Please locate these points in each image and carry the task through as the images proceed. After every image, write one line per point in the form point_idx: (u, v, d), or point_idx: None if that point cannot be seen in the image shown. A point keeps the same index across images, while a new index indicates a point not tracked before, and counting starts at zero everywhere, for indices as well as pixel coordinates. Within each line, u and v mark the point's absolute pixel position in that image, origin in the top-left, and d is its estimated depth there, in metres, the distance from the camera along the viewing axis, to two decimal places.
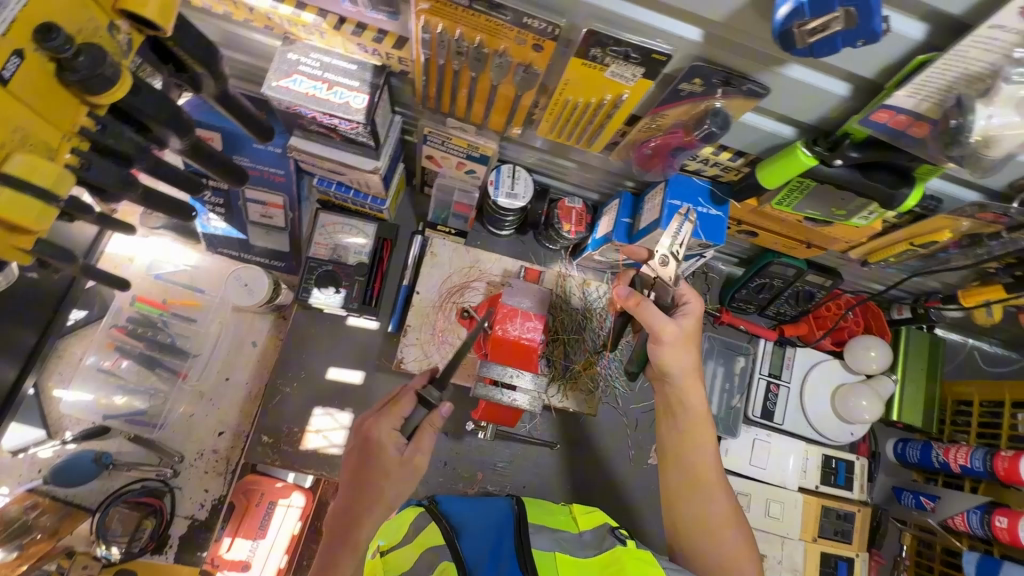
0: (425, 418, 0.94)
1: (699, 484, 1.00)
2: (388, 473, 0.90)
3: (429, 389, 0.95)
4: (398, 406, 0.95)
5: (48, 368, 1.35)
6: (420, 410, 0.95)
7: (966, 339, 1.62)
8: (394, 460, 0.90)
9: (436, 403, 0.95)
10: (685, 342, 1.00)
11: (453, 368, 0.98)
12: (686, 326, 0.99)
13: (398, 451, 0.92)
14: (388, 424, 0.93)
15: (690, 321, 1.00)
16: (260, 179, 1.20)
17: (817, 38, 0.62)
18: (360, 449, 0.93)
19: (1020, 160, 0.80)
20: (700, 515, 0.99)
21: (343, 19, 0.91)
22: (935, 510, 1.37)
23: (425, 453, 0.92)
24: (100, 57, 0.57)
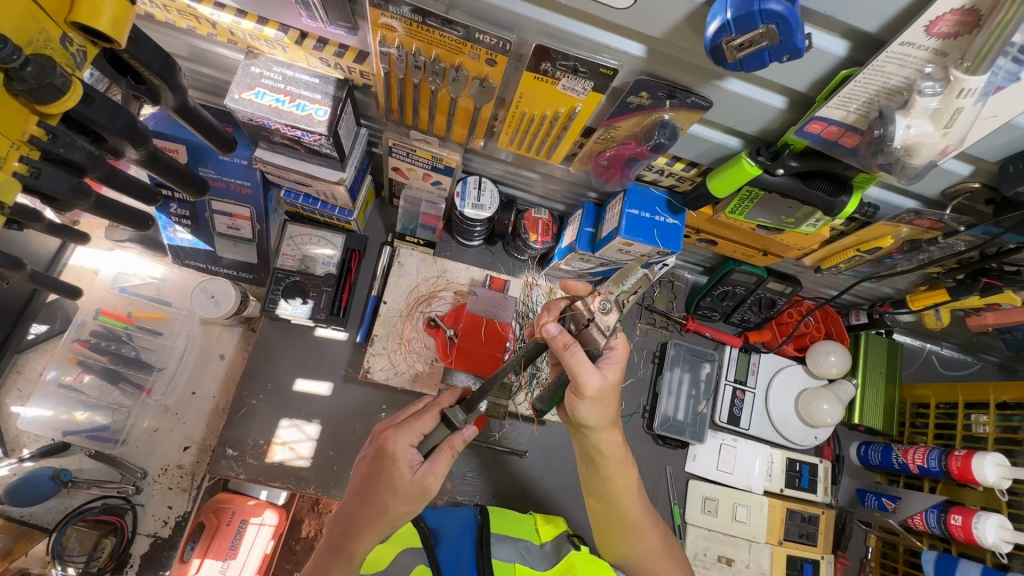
0: (446, 439, 0.86)
1: (627, 524, 1.01)
2: (398, 492, 0.83)
3: (455, 411, 0.86)
4: (422, 420, 0.88)
5: (7, 385, 1.33)
6: (441, 429, 0.87)
7: (924, 344, 1.67)
8: (405, 479, 0.83)
9: (460, 426, 0.86)
10: (608, 392, 0.87)
11: (484, 391, 0.87)
12: (611, 375, 0.87)
13: (412, 469, 0.84)
14: (408, 438, 0.86)
15: (613, 371, 0.88)
16: (227, 191, 1.21)
17: (745, 53, 0.66)
18: (375, 459, 0.86)
19: (945, 167, 0.84)
20: (629, 548, 1.03)
21: (304, 34, 0.94)
22: (896, 511, 1.40)
23: (438, 478, 0.85)
24: (48, 67, 0.58)
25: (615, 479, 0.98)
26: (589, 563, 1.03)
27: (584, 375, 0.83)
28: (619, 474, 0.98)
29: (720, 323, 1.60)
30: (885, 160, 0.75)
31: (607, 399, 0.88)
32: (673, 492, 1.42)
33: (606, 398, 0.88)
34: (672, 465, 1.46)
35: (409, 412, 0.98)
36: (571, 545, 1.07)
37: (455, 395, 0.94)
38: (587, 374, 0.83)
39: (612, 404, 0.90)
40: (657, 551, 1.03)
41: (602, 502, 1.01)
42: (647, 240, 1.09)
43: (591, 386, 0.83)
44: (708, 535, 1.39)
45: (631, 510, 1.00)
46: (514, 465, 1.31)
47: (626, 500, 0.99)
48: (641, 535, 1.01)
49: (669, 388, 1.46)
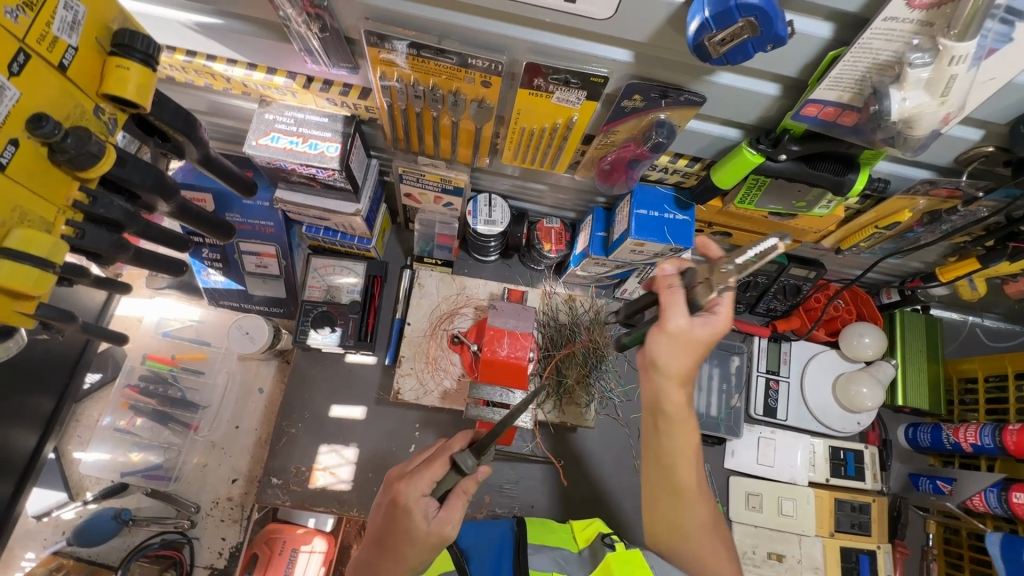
0: (460, 484, 0.85)
1: (679, 504, 0.90)
2: (417, 543, 0.81)
3: (464, 458, 0.83)
4: (432, 468, 0.85)
5: (68, 433, 1.42)
6: (452, 475, 0.84)
7: (965, 317, 1.61)
8: (422, 530, 0.81)
9: (471, 471, 0.83)
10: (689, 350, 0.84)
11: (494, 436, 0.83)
12: (700, 328, 0.83)
13: (427, 519, 0.82)
14: (420, 488, 0.83)
15: (705, 328, 0.84)
16: (253, 232, 1.28)
17: (728, 47, 0.67)
18: (389, 512, 0.84)
19: (953, 134, 0.83)
20: (680, 535, 0.91)
21: (310, 78, 1.01)
22: (953, 493, 1.35)
23: (455, 525, 0.83)
24: (84, 137, 0.65)
25: (679, 472, 0.89)
26: (624, 565, 0.98)
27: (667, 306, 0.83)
28: (676, 466, 0.89)
29: (746, 314, 1.58)
30: (887, 134, 0.75)
31: (687, 352, 0.84)
32: (714, 490, 1.40)
33: (686, 356, 0.84)
34: (710, 462, 1.44)
35: (420, 456, 0.94)
36: (606, 547, 1.04)
37: (465, 435, 0.90)
38: (671, 305, 0.82)
39: (692, 368, 0.86)
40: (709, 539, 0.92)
41: (658, 485, 0.91)
42: (658, 239, 1.10)
43: (672, 323, 0.82)
44: (755, 532, 1.36)
45: (688, 494, 0.90)
46: None
47: (681, 488, 0.89)
48: (693, 518, 0.91)
49: (699, 384, 1.44)
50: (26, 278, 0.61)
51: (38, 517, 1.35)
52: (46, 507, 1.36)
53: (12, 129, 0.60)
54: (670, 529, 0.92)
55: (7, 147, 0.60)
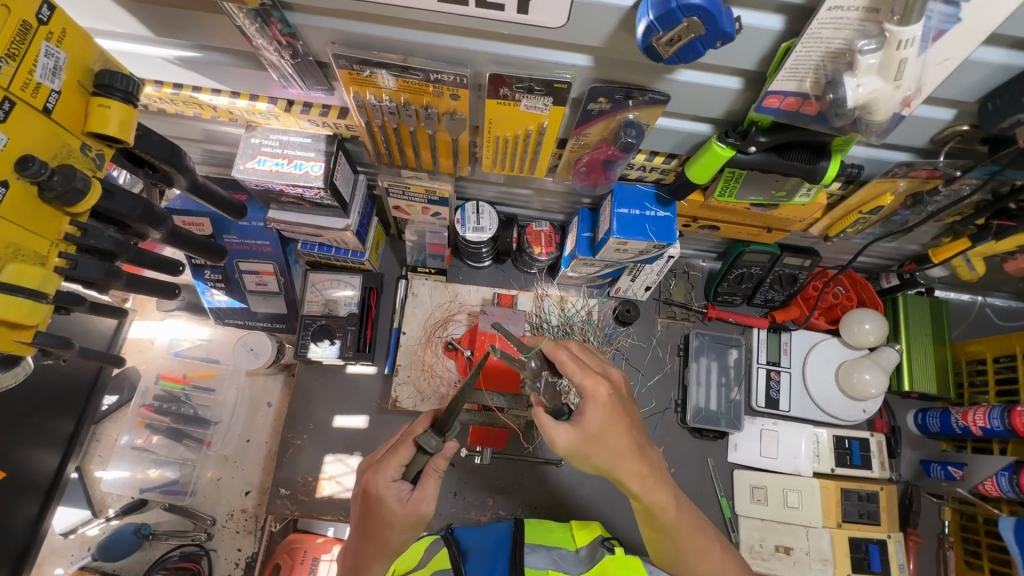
0: (429, 463, 0.88)
1: (662, 529, 0.91)
2: (394, 525, 0.86)
3: (427, 438, 0.87)
4: (398, 454, 0.89)
5: (89, 453, 1.49)
6: (420, 456, 0.88)
7: (974, 298, 1.57)
8: (397, 512, 0.86)
9: (436, 450, 0.87)
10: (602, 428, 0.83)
11: (450, 416, 0.86)
12: (587, 426, 0.82)
13: (402, 501, 0.86)
14: (389, 474, 0.88)
15: (591, 416, 0.83)
16: (251, 252, 1.33)
17: (677, 47, 0.68)
18: (365, 501, 0.89)
19: (923, 115, 0.82)
20: (687, 563, 0.94)
21: (291, 101, 1.05)
22: (965, 479, 1.31)
23: (431, 502, 0.87)
24: (70, 174, 0.69)
25: (655, 498, 0.87)
26: (623, 566, 1.00)
27: (549, 436, 0.82)
28: (648, 495, 0.87)
29: (745, 306, 1.57)
30: (847, 120, 0.75)
31: (595, 449, 0.82)
32: (718, 484, 1.39)
33: (607, 436, 0.83)
34: (713, 456, 1.43)
35: (390, 444, 0.99)
36: (605, 550, 1.06)
37: (428, 417, 0.95)
38: (553, 433, 0.82)
39: (617, 441, 0.83)
40: (720, 566, 0.93)
41: (650, 525, 0.93)
42: (640, 236, 1.10)
43: (561, 446, 0.82)
44: (762, 525, 1.35)
45: (671, 520, 0.89)
46: (551, 474, 1.34)
47: (663, 513, 0.88)
48: (689, 537, 0.92)
49: (697, 378, 1.44)
50: (19, 308, 0.66)
51: (65, 534, 1.42)
52: (71, 524, 1.42)
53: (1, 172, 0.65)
54: (675, 560, 0.95)
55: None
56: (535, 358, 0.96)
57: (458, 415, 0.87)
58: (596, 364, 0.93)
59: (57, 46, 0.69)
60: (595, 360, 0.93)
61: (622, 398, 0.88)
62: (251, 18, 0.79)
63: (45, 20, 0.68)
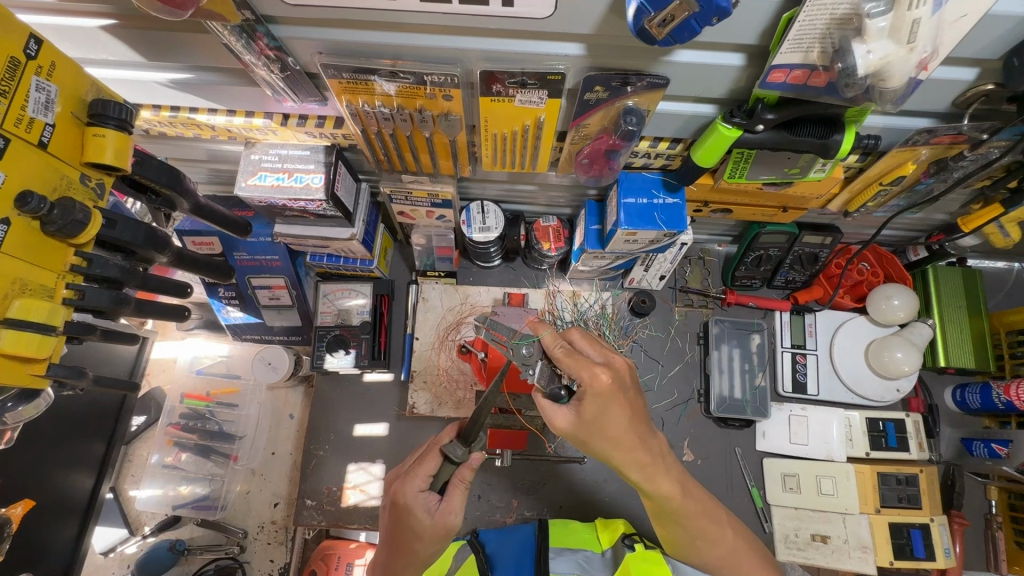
0: (455, 474, 0.89)
1: (666, 516, 0.90)
2: (423, 536, 0.85)
3: (453, 447, 0.89)
4: (425, 464, 0.89)
5: (122, 473, 1.53)
6: (446, 466, 0.89)
7: (1011, 265, 1.49)
8: (425, 523, 0.85)
9: (462, 459, 0.89)
10: (599, 411, 0.81)
11: (474, 425, 0.88)
12: (581, 414, 0.81)
13: (429, 512, 0.86)
14: (416, 485, 0.88)
15: (586, 406, 0.81)
16: (261, 268, 1.34)
17: (671, 27, 0.65)
18: (393, 512, 0.89)
19: (942, 77, 0.77)
20: (696, 546, 0.94)
21: (287, 115, 1.04)
22: (1011, 457, 1.24)
23: (457, 513, 0.87)
24: (69, 206, 0.70)
25: (658, 488, 0.86)
26: (644, 564, 0.98)
27: (548, 417, 0.84)
28: (650, 484, 0.86)
29: (765, 289, 1.51)
30: (859, 90, 0.71)
31: (592, 437, 0.82)
32: (747, 474, 1.36)
33: (604, 426, 0.81)
34: (741, 446, 1.39)
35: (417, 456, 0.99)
36: (625, 548, 1.02)
37: (454, 428, 0.97)
38: (551, 416, 0.83)
39: (615, 430, 0.81)
40: (730, 551, 0.93)
41: (654, 511, 0.92)
42: (651, 226, 1.07)
43: (557, 428, 0.83)
44: (796, 514, 1.31)
45: (677, 507, 0.88)
46: (575, 471, 1.33)
47: (669, 500, 0.87)
48: (695, 523, 0.91)
49: (720, 366, 1.40)
50: (28, 343, 0.67)
51: (104, 553, 1.45)
52: (110, 543, 1.46)
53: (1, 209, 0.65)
54: (682, 544, 0.95)
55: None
56: (531, 346, 0.85)
57: (482, 424, 0.88)
58: (597, 352, 0.87)
59: (47, 80, 0.70)
60: (596, 348, 0.88)
61: (624, 387, 0.83)
62: (236, 34, 0.78)
63: (34, 55, 0.68)
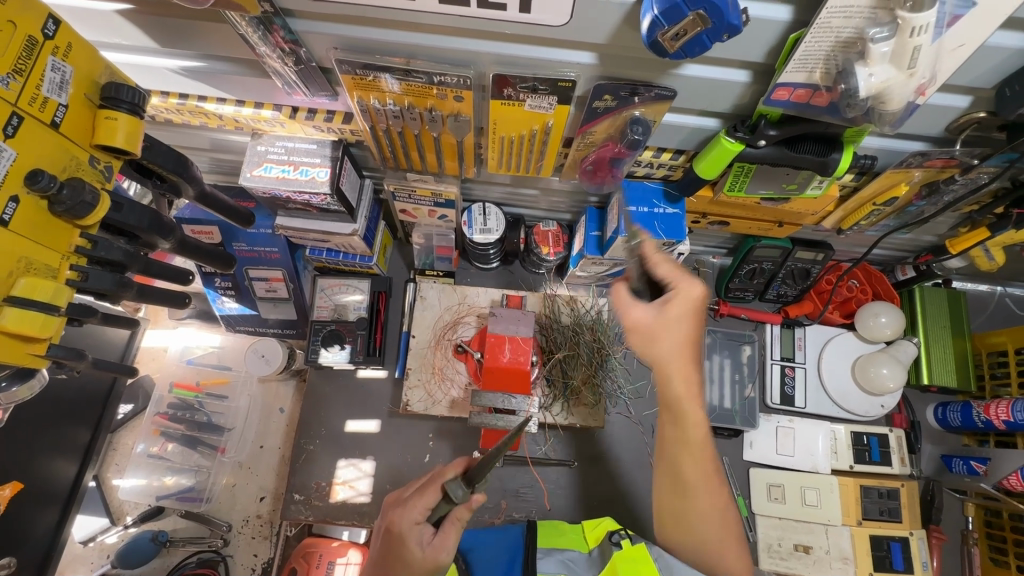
0: (452, 511, 0.87)
1: (679, 481, 0.89)
2: (412, 570, 0.85)
3: (454, 487, 0.85)
4: (424, 497, 0.88)
5: (106, 461, 1.51)
6: (444, 503, 0.87)
7: (993, 288, 1.54)
8: (416, 557, 0.85)
9: (461, 501, 0.85)
10: (674, 323, 0.87)
11: (479, 470, 0.84)
12: (663, 312, 0.87)
13: (421, 545, 0.86)
14: (412, 517, 0.87)
15: (671, 310, 0.87)
16: (260, 259, 1.33)
17: (683, 41, 0.67)
18: (386, 538, 0.89)
19: (938, 102, 0.80)
20: (694, 520, 0.89)
21: (296, 108, 1.05)
22: (989, 474, 1.28)
23: (449, 551, 0.86)
24: (79, 187, 0.70)
25: (692, 433, 0.87)
26: (629, 563, 0.99)
27: (624, 310, 0.92)
28: (690, 428, 0.87)
29: (757, 302, 1.54)
30: (860, 111, 0.74)
31: (660, 336, 0.87)
32: (734, 483, 1.37)
33: (672, 335, 0.87)
34: (729, 455, 1.41)
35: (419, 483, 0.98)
36: (613, 546, 1.03)
37: (461, 462, 0.93)
38: (628, 307, 0.91)
39: (677, 343, 0.86)
40: (724, 527, 0.89)
41: (668, 478, 0.90)
42: (650, 234, 1.09)
43: (633, 319, 0.90)
44: (780, 524, 1.33)
45: (696, 462, 0.87)
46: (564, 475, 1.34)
47: (701, 449, 0.87)
48: (705, 486, 0.88)
49: (711, 376, 1.42)
50: (32, 322, 0.66)
51: (84, 542, 1.43)
52: (90, 532, 1.44)
53: (11, 187, 0.65)
54: (680, 521, 0.90)
55: (9, 205, 0.65)
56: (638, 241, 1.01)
57: (488, 470, 0.84)
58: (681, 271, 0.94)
59: (63, 61, 0.70)
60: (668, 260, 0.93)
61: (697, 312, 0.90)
62: (254, 26, 0.79)
63: (51, 35, 0.68)
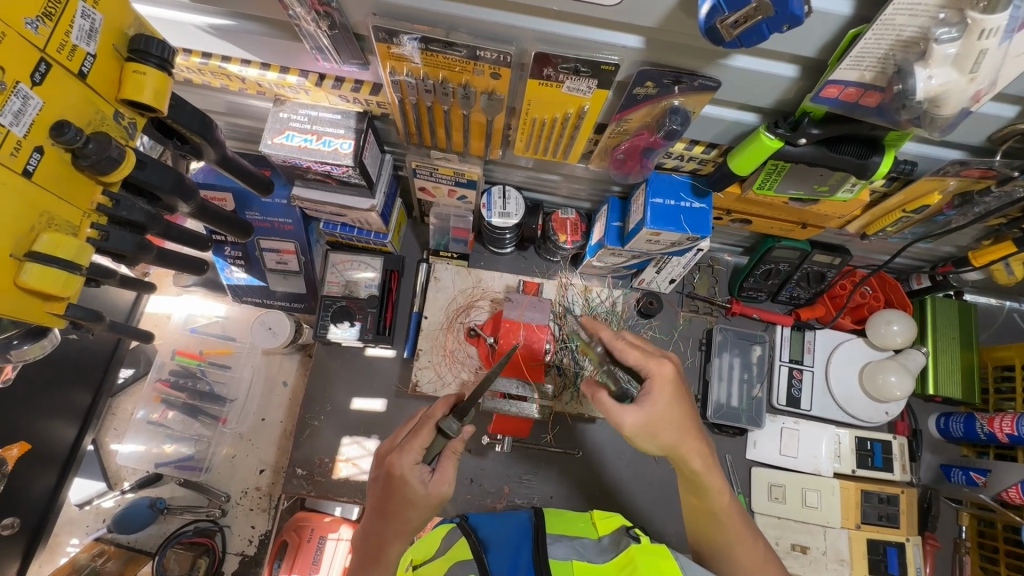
0: (447, 445, 0.90)
1: (699, 524, 0.92)
2: (416, 504, 0.85)
3: (449, 422, 0.88)
4: (419, 436, 0.88)
5: (104, 425, 1.48)
6: (439, 439, 0.89)
7: (1003, 302, 1.54)
8: (420, 493, 0.85)
9: (457, 433, 0.89)
10: (659, 420, 0.81)
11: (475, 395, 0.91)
12: (654, 408, 0.81)
13: (423, 483, 0.86)
14: (411, 457, 0.86)
15: (658, 400, 0.81)
16: (272, 230, 1.31)
17: (741, 29, 0.65)
18: (386, 483, 0.87)
19: (985, 111, 0.79)
20: (727, 546, 0.92)
21: (323, 75, 1.01)
22: (988, 485, 1.30)
23: (450, 483, 0.87)
24: (104, 142, 0.67)
25: (708, 481, 0.87)
26: (648, 555, 0.93)
27: (617, 418, 0.80)
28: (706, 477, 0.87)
29: (768, 302, 1.54)
30: (912, 114, 0.72)
31: (661, 428, 0.82)
32: (736, 481, 1.38)
33: (663, 425, 0.82)
34: (731, 453, 1.41)
35: (406, 428, 0.98)
36: (630, 539, 1.00)
37: (446, 402, 0.95)
38: (623, 413, 0.80)
39: (668, 433, 0.82)
40: (754, 554, 0.92)
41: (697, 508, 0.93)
42: (674, 227, 1.08)
43: (629, 426, 0.80)
44: (779, 523, 1.34)
45: (717, 502, 0.90)
46: (569, 463, 1.35)
47: (719, 496, 0.89)
48: (729, 520, 0.92)
49: (719, 374, 1.42)
50: (53, 280, 0.64)
51: (80, 505, 1.41)
52: (87, 495, 1.42)
53: (36, 137, 0.63)
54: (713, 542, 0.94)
55: (33, 155, 0.63)
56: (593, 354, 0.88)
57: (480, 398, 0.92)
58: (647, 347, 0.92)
59: (93, 8, 0.67)
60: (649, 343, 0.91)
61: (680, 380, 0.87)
62: None
63: None
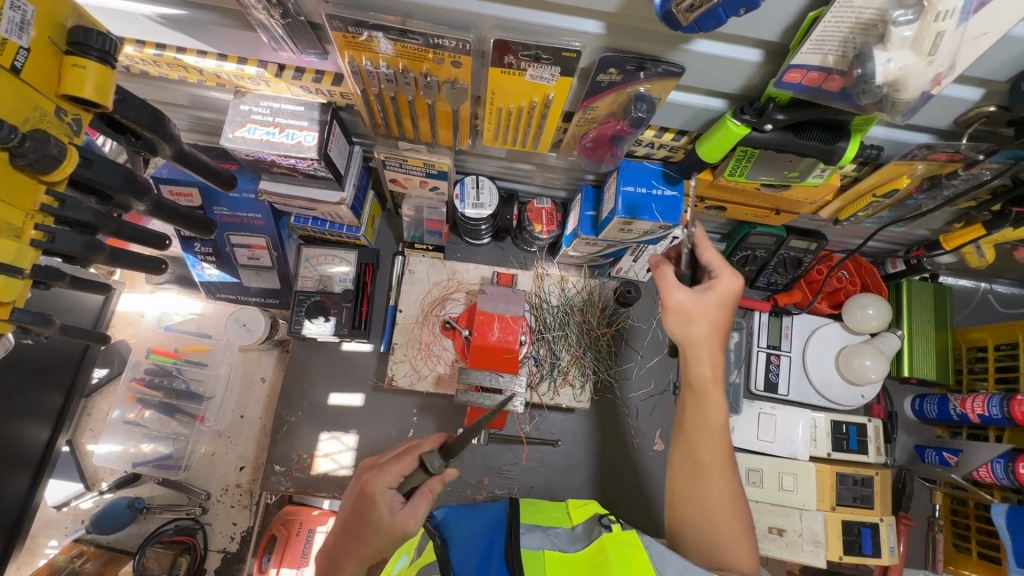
0: (425, 482, 0.87)
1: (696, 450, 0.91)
2: (380, 532, 0.84)
3: (431, 458, 0.85)
4: (401, 462, 0.88)
5: (81, 426, 1.47)
6: (418, 473, 0.86)
7: (978, 284, 1.55)
8: (384, 521, 0.84)
9: (436, 472, 0.85)
10: (707, 307, 0.89)
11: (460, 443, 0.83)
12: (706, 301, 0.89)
13: (391, 511, 0.84)
14: (387, 480, 0.86)
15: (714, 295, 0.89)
16: (242, 225, 1.28)
17: (698, 14, 0.63)
18: (359, 500, 0.87)
19: (951, 93, 0.78)
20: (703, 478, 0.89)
21: (282, 66, 0.98)
22: (960, 465, 1.31)
23: (418, 520, 0.85)
24: (42, 139, 0.65)
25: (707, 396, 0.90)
26: (620, 545, 0.91)
27: (665, 290, 0.91)
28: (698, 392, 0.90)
29: (747, 289, 1.54)
30: (873, 99, 0.71)
31: (697, 318, 0.89)
32: None
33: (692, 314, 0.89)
34: None
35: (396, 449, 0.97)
36: (602, 528, 0.99)
37: (440, 437, 0.92)
38: (669, 285, 0.91)
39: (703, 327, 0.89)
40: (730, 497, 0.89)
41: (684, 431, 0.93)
42: (647, 217, 1.07)
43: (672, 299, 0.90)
44: (757, 507, 1.34)
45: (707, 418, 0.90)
46: (547, 454, 1.38)
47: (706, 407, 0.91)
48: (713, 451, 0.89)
49: None
50: None
51: (58, 507, 1.41)
52: (65, 497, 1.41)
53: None
54: (685, 473, 0.91)
55: None
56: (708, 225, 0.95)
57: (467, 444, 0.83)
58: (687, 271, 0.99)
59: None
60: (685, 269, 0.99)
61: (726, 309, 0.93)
62: None
63: None
